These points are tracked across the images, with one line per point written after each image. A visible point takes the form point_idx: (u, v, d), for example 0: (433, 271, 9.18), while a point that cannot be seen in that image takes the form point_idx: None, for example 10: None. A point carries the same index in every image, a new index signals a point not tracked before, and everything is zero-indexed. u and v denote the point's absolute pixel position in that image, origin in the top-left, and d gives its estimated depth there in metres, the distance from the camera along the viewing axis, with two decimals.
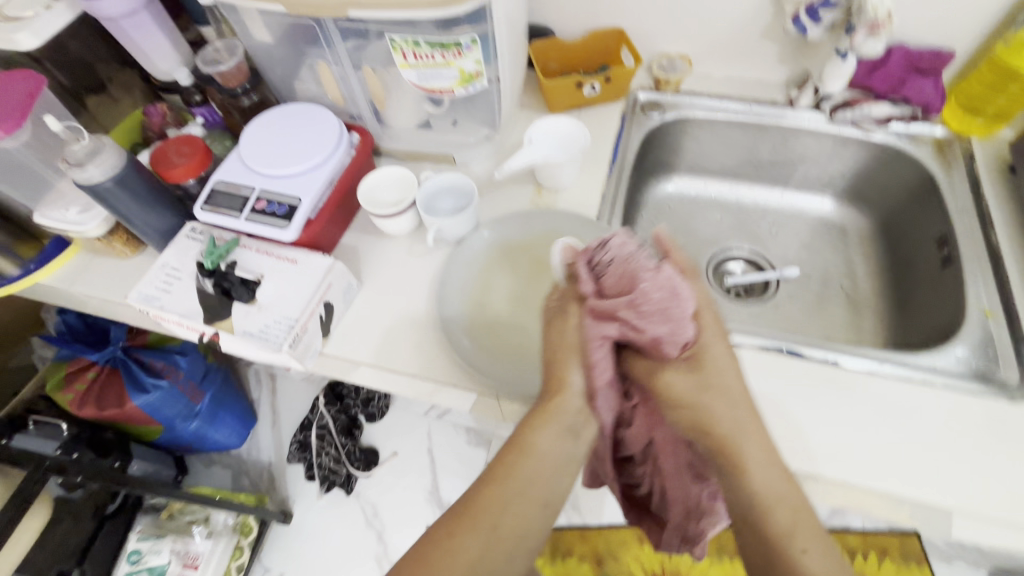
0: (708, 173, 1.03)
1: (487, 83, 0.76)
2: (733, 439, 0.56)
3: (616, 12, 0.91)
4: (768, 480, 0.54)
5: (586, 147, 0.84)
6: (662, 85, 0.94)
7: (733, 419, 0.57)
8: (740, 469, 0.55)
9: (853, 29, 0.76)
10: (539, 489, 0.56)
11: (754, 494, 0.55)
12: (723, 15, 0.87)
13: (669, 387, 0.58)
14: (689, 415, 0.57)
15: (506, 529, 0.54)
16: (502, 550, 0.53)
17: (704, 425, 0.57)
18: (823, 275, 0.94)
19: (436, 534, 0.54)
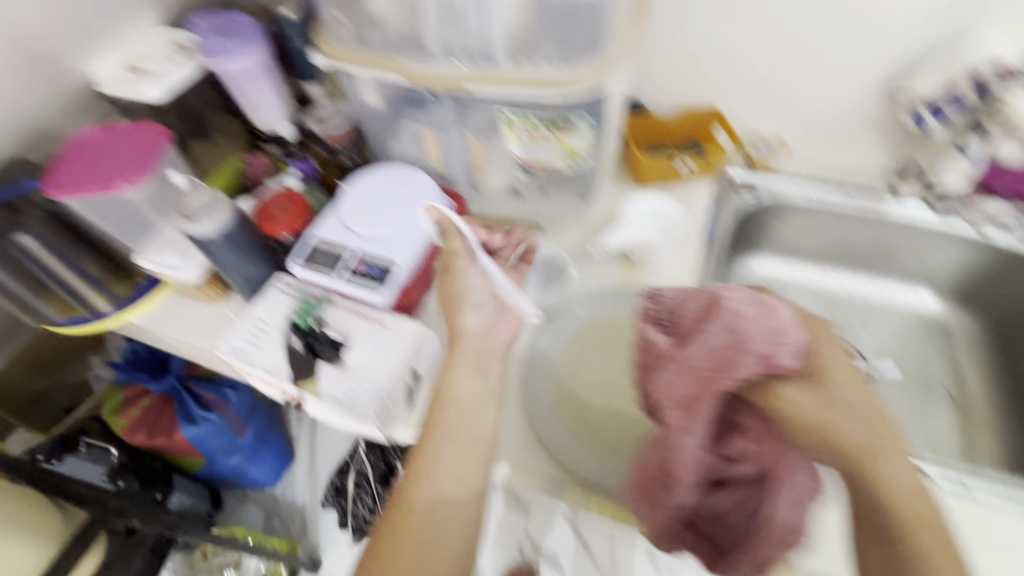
0: (796, 257, 0.97)
1: (590, 161, 0.76)
2: (852, 441, 0.52)
3: (714, 93, 0.91)
4: (910, 494, 0.50)
5: (683, 224, 0.85)
6: (758, 166, 0.92)
7: (858, 425, 0.52)
8: (876, 484, 0.51)
9: (988, 129, 0.76)
10: (450, 482, 0.58)
11: (881, 487, 0.51)
12: (829, 104, 0.86)
13: (794, 400, 0.54)
14: (812, 429, 0.53)
15: (434, 514, 0.57)
16: (442, 518, 0.57)
17: (822, 439, 0.52)
18: (922, 377, 0.89)
19: (388, 520, 0.58)
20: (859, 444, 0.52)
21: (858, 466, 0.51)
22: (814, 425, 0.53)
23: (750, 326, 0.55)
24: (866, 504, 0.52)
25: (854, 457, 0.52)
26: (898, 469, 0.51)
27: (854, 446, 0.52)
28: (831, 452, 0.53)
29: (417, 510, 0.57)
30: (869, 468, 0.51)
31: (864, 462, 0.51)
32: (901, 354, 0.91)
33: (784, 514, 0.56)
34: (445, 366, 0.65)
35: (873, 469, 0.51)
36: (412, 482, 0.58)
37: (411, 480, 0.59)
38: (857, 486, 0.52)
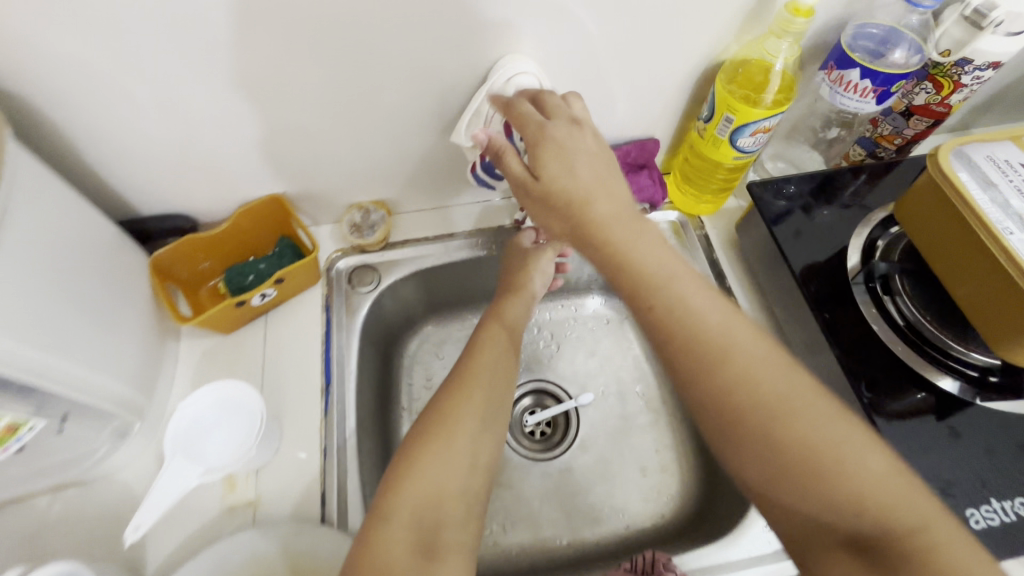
0: (459, 311, 0.85)
1: (39, 387, 0.48)
2: (702, 348, 0.44)
3: (260, 178, 0.67)
4: (865, 479, 0.39)
5: (256, 412, 0.55)
6: (366, 247, 0.73)
7: (891, 476, 0.40)
8: (703, 352, 0.44)
9: None
10: (484, 388, 0.56)
11: (707, 394, 0.44)
12: (389, 159, 0.69)
13: (561, 158, 0.51)
14: (613, 263, 0.48)
15: (474, 410, 0.54)
16: (464, 423, 0.52)
17: (623, 263, 0.48)
18: (618, 391, 0.84)
19: (443, 392, 0.56)
20: (718, 338, 0.44)
21: (778, 449, 0.41)
22: (675, 316, 0.45)
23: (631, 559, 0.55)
24: (736, 444, 0.43)
25: (749, 418, 0.42)
26: (897, 471, 0.40)
27: (718, 347, 0.44)
28: (859, 435, 0.41)
29: (429, 455, 0.49)
30: (662, 304, 0.46)
31: (639, 297, 0.47)
32: (599, 373, 0.86)
33: (689, 314, 0.45)
34: (473, 340, 0.62)
35: (816, 453, 0.40)
36: (454, 395, 0.55)
37: (444, 416, 0.52)
38: (734, 455, 0.43)
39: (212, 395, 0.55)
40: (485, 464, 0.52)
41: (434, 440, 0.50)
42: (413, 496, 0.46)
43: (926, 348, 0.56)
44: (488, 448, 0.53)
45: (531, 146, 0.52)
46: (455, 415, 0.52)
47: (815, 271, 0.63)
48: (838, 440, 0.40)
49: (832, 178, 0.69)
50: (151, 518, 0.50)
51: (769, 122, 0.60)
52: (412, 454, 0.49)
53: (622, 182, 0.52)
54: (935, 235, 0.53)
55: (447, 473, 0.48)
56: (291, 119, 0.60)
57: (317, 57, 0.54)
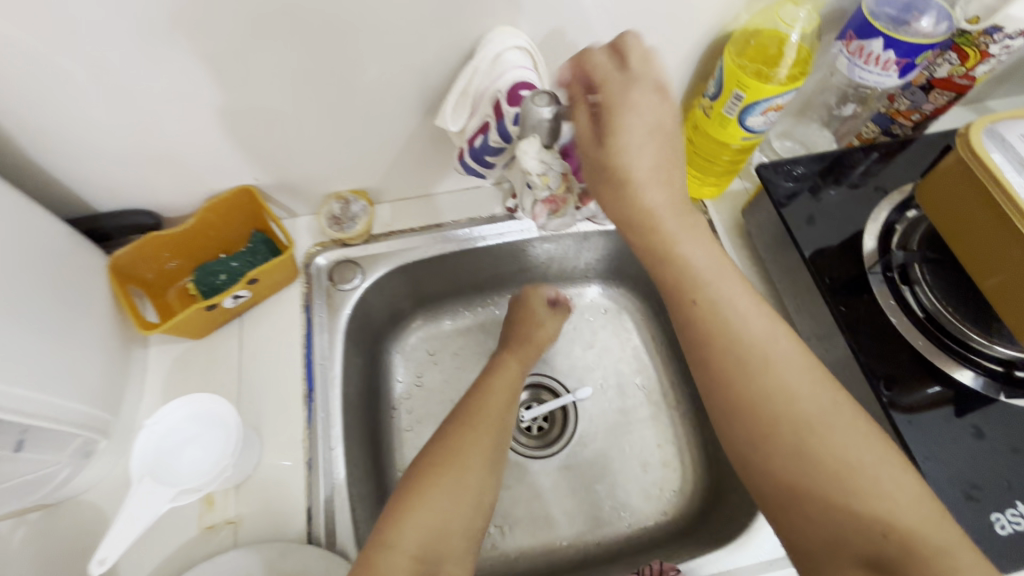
0: (449, 304, 0.81)
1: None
2: (740, 355, 0.41)
3: (226, 168, 0.61)
4: (895, 503, 0.37)
5: (230, 422, 0.51)
6: (347, 240, 0.68)
7: (924, 503, 0.37)
8: (741, 359, 0.41)
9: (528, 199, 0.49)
10: (493, 419, 0.54)
11: (738, 399, 0.40)
12: (368, 145, 0.63)
13: (637, 135, 0.40)
14: (656, 260, 0.43)
15: (486, 445, 0.52)
16: (477, 455, 0.51)
17: (666, 260, 0.43)
18: (618, 384, 0.81)
19: (462, 419, 0.54)
20: (759, 345, 0.41)
21: (809, 463, 0.38)
22: (717, 320, 0.42)
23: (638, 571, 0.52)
24: (762, 453, 0.40)
25: (779, 430, 0.39)
26: (931, 501, 0.37)
27: (759, 355, 0.40)
28: (893, 456, 0.38)
29: (440, 485, 0.48)
30: (707, 306, 0.42)
31: (681, 293, 0.43)
32: (599, 365, 0.82)
33: (733, 318, 0.41)
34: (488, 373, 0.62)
35: (847, 470, 0.38)
36: (467, 424, 0.53)
37: (458, 446, 0.51)
38: (758, 463, 0.40)
39: (176, 412, 0.51)
40: (490, 503, 0.50)
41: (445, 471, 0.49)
42: (420, 527, 0.45)
43: (944, 339, 0.53)
44: (494, 486, 0.51)
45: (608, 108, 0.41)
46: (470, 448, 0.51)
47: (827, 258, 0.59)
48: (873, 459, 0.38)
49: (846, 158, 0.65)
50: (119, 549, 0.45)
51: (782, 100, 0.55)
52: (423, 483, 0.48)
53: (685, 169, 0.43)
54: (962, 220, 0.49)
55: (451, 508, 0.47)
56: (256, 103, 0.55)
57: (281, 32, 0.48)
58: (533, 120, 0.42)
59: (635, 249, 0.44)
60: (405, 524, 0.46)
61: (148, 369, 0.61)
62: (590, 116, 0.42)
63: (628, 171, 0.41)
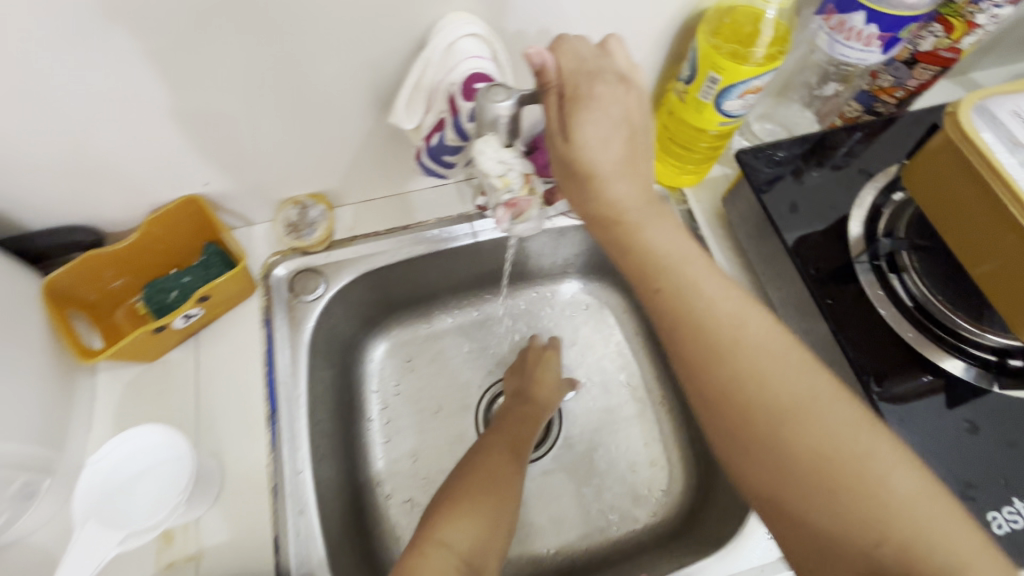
0: (424, 308, 0.77)
1: None
2: (707, 341, 0.37)
3: (169, 178, 0.57)
4: (891, 502, 0.32)
5: (184, 453, 0.47)
6: (307, 247, 0.64)
7: (925, 502, 0.32)
8: (714, 351, 0.37)
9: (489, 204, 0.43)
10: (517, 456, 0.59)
11: (708, 391, 0.37)
12: (322, 146, 0.58)
13: (603, 127, 0.37)
14: (620, 244, 0.40)
15: (515, 478, 0.56)
16: (509, 484, 0.55)
17: (625, 250, 0.39)
18: (603, 382, 0.78)
19: (492, 448, 0.59)
20: (723, 333, 0.37)
21: (785, 460, 0.34)
22: (681, 303, 0.38)
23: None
24: (739, 446, 0.36)
25: (755, 421, 0.36)
26: (932, 496, 0.32)
27: (725, 339, 0.37)
28: (884, 445, 0.34)
29: (484, 497, 0.52)
30: (669, 293, 0.39)
31: (645, 276, 0.39)
32: (584, 363, 0.79)
33: (698, 300, 0.38)
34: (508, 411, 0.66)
35: (833, 464, 0.33)
36: (499, 454, 0.58)
37: (496, 469, 0.56)
38: (736, 461, 0.37)
39: (128, 447, 0.47)
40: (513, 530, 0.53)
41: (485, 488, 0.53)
42: (467, 532, 0.49)
43: (935, 329, 0.50)
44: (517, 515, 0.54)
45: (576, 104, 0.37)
46: (503, 474, 0.55)
47: (812, 247, 0.56)
48: (859, 451, 0.33)
49: (826, 137, 0.61)
50: None
51: (759, 81, 0.52)
52: (464, 495, 0.52)
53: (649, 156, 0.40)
54: (953, 205, 0.46)
55: (489, 525, 0.50)
56: (192, 107, 0.50)
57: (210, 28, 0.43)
58: (488, 117, 0.38)
59: (596, 239, 0.41)
60: (451, 527, 0.49)
61: (97, 397, 0.57)
62: (560, 106, 0.38)
63: (593, 166, 0.37)
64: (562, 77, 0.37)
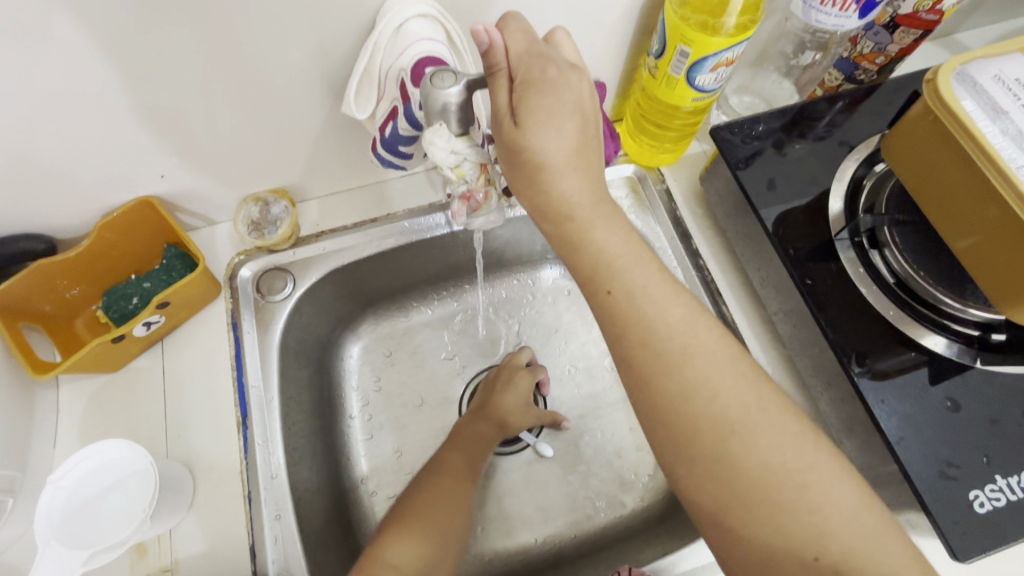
0: (399, 302, 0.75)
1: None
2: (657, 350, 0.35)
3: (116, 180, 0.54)
4: (835, 518, 0.32)
5: (150, 467, 0.46)
6: (272, 246, 0.62)
7: (862, 517, 0.32)
8: (674, 356, 0.35)
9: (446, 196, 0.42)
10: (464, 472, 0.60)
11: (657, 402, 0.35)
12: (275, 140, 0.56)
13: (554, 113, 0.34)
14: (567, 246, 0.37)
15: (461, 494, 0.58)
16: (455, 501, 0.58)
17: (577, 249, 0.37)
18: (586, 369, 0.77)
19: (438, 465, 0.60)
20: (679, 336, 0.35)
21: (735, 476, 0.33)
22: (632, 308, 0.36)
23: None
24: (685, 461, 0.34)
25: (702, 436, 0.34)
26: (874, 509, 0.33)
27: (677, 349, 0.35)
28: (827, 460, 0.33)
29: (430, 521, 0.55)
30: (622, 295, 0.36)
31: (592, 281, 0.37)
32: (566, 351, 0.77)
33: (648, 307, 0.36)
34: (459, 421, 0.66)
35: (779, 482, 0.33)
36: (445, 472, 0.59)
37: (442, 491, 0.58)
38: (682, 474, 0.35)
39: (95, 461, 0.46)
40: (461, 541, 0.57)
41: (434, 508, 0.56)
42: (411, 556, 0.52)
43: (918, 307, 0.49)
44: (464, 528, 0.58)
45: (522, 86, 0.34)
46: (451, 491, 0.58)
47: (791, 225, 0.54)
48: (804, 464, 0.33)
49: (805, 110, 0.59)
50: None
51: (732, 53, 0.49)
52: (407, 518, 0.55)
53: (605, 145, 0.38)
54: (932, 176, 0.44)
55: (434, 548, 0.54)
56: (128, 104, 0.47)
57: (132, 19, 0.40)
58: (436, 106, 0.35)
59: (545, 236, 0.38)
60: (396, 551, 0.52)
61: (61, 411, 0.55)
62: (508, 91, 0.35)
63: (542, 155, 0.35)
64: (507, 62, 0.35)
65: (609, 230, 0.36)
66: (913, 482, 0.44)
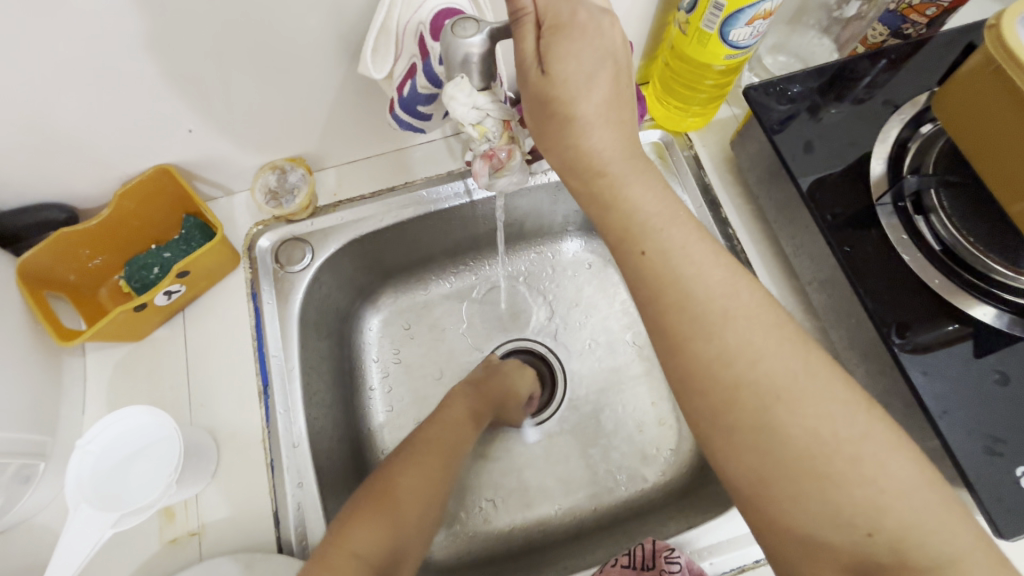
0: (419, 275, 0.74)
1: None
2: (694, 314, 0.34)
3: (135, 149, 0.53)
4: (887, 490, 0.30)
5: (174, 434, 0.46)
6: (290, 215, 0.61)
7: (916, 491, 0.30)
8: (712, 321, 0.33)
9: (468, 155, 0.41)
10: (442, 455, 0.56)
11: (692, 369, 0.33)
12: (292, 105, 0.54)
13: (584, 61, 0.32)
14: (599, 207, 0.36)
15: (435, 478, 0.54)
16: (429, 486, 0.53)
17: (610, 208, 0.36)
18: (608, 342, 0.75)
19: (415, 444, 0.56)
20: (717, 300, 0.34)
21: (778, 446, 0.32)
22: (667, 271, 0.34)
23: (629, 550, 0.50)
24: (721, 429, 0.33)
25: (743, 403, 0.33)
26: (929, 482, 0.31)
27: (714, 314, 0.33)
28: (881, 429, 0.31)
29: (399, 506, 0.50)
30: (656, 257, 0.35)
31: (625, 243, 0.35)
32: (587, 324, 0.76)
33: (685, 269, 0.34)
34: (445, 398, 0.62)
35: (826, 452, 0.31)
36: (420, 453, 0.55)
37: (415, 473, 0.53)
38: (722, 442, 0.34)
39: (120, 426, 0.46)
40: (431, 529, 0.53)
41: (407, 498, 0.51)
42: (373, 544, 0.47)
43: (967, 275, 0.46)
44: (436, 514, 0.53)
45: (551, 32, 0.32)
46: (426, 473, 0.53)
47: (829, 190, 0.51)
48: (855, 434, 0.31)
49: (846, 68, 0.55)
50: None
51: (772, 4, 0.46)
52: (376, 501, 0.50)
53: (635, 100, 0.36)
54: (988, 132, 0.41)
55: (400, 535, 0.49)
56: (143, 69, 0.46)
57: None
58: (458, 57, 0.33)
59: (572, 191, 0.38)
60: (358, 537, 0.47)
61: (89, 378, 0.56)
62: (536, 38, 0.33)
63: (572, 106, 0.33)
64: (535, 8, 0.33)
65: (642, 190, 0.35)
66: (954, 457, 0.42)
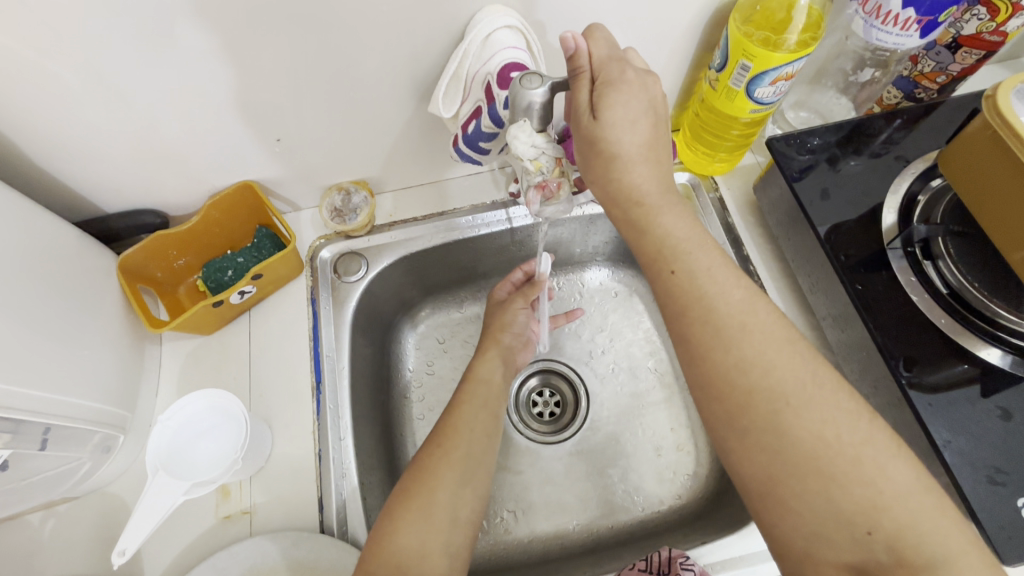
0: (456, 293, 0.80)
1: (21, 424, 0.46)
2: (716, 327, 0.38)
3: (226, 164, 0.61)
4: (888, 492, 0.34)
5: (241, 420, 0.52)
6: (350, 232, 0.68)
7: (915, 495, 0.34)
8: (733, 334, 0.38)
9: (521, 186, 0.47)
10: (462, 446, 0.56)
11: (713, 376, 0.38)
12: (364, 134, 0.62)
13: (628, 111, 0.39)
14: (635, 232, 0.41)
15: (455, 470, 0.54)
16: (452, 479, 0.53)
17: (645, 234, 0.41)
18: (629, 367, 0.79)
19: (436, 439, 0.57)
20: (738, 316, 0.38)
21: (788, 448, 0.36)
22: (694, 289, 0.40)
23: (646, 555, 0.53)
24: (738, 432, 0.37)
25: (760, 408, 0.37)
26: (926, 488, 0.34)
27: (735, 326, 0.38)
28: (882, 437, 0.35)
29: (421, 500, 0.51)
30: (685, 276, 0.40)
31: (657, 264, 0.41)
32: (610, 350, 0.80)
33: (709, 288, 0.39)
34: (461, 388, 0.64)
35: (833, 457, 0.35)
36: (437, 448, 0.56)
37: (429, 466, 0.54)
38: (737, 445, 0.38)
39: (198, 407, 0.53)
40: (469, 517, 0.53)
41: (425, 494, 0.52)
42: (400, 544, 0.48)
43: (971, 317, 0.50)
44: (469, 504, 0.53)
45: (602, 88, 0.39)
46: (443, 465, 0.54)
47: (843, 233, 0.56)
48: (858, 440, 0.35)
49: (861, 125, 0.61)
50: (137, 541, 0.47)
51: (793, 68, 0.52)
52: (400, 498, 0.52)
53: (669, 145, 0.42)
54: (988, 189, 0.46)
55: (425, 528, 0.50)
56: (248, 99, 0.54)
57: (264, 26, 0.47)
58: (523, 104, 0.40)
59: (613, 220, 0.43)
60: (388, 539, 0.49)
61: (163, 365, 0.62)
62: (589, 92, 0.40)
63: (617, 146, 0.39)
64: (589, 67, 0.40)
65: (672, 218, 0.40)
66: (960, 484, 0.45)
